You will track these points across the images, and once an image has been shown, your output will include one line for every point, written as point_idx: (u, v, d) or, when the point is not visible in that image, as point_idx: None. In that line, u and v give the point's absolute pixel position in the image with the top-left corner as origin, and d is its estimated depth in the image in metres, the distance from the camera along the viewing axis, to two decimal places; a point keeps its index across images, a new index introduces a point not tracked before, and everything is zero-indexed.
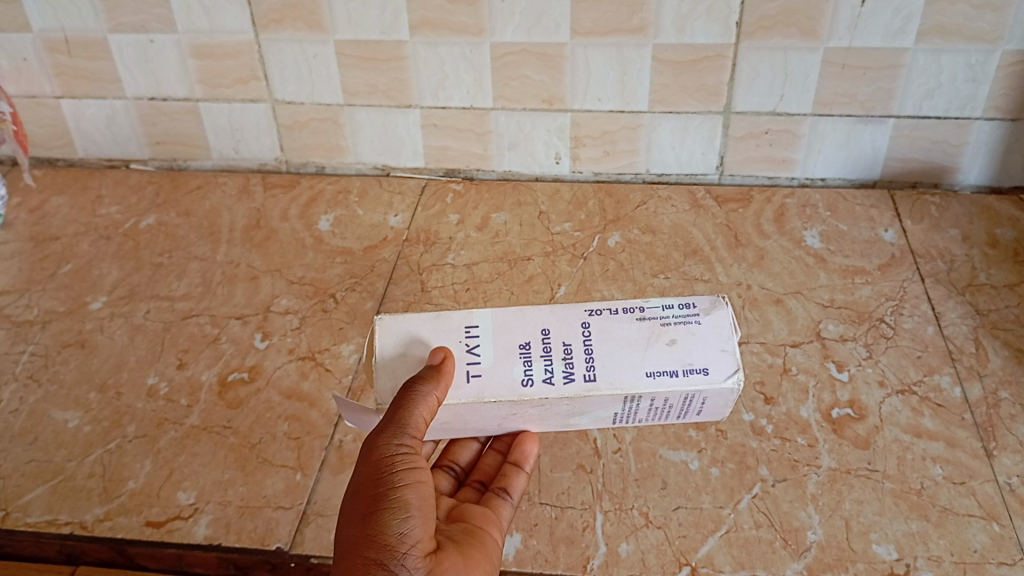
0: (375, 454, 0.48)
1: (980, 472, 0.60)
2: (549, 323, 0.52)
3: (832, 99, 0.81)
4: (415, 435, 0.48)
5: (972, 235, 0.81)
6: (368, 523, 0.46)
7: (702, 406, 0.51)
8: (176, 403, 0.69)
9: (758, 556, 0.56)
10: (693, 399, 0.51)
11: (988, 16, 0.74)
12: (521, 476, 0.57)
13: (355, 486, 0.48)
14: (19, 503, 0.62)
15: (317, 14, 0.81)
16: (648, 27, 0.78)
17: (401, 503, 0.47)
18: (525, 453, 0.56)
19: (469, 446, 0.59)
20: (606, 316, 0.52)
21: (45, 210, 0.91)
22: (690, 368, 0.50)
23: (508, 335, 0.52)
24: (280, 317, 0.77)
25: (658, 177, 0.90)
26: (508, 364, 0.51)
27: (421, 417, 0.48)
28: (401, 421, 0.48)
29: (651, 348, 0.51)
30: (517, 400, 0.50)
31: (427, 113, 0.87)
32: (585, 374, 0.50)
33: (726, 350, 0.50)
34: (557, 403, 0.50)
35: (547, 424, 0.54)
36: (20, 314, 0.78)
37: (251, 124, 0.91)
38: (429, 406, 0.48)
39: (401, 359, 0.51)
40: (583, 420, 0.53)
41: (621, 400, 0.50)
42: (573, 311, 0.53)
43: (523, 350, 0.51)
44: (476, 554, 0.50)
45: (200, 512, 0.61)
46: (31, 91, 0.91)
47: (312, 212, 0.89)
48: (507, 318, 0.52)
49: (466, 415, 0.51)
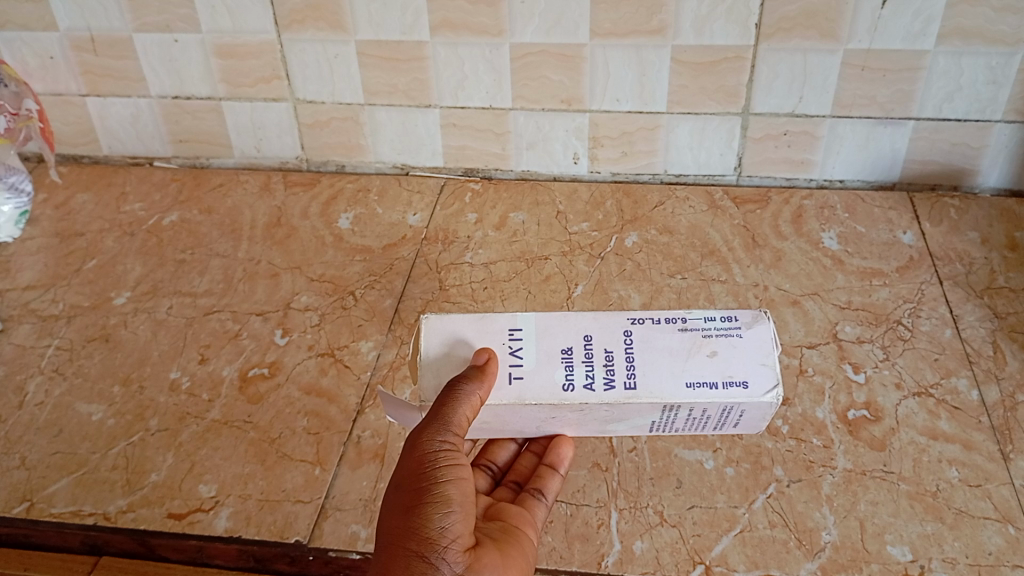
0: (419, 450, 0.49)
1: (996, 475, 0.60)
2: (592, 329, 0.53)
3: (851, 101, 0.81)
4: (457, 433, 0.49)
5: (991, 238, 0.81)
6: (410, 516, 0.47)
7: (738, 418, 0.52)
8: (198, 397, 0.70)
9: (772, 555, 0.56)
10: (731, 411, 0.51)
11: (1009, 18, 0.73)
12: (556, 477, 0.57)
13: (398, 481, 0.49)
14: (44, 494, 0.63)
15: (339, 15, 0.82)
16: (667, 28, 0.78)
17: (442, 498, 0.48)
18: (560, 455, 0.57)
19: (507, 446, 0.60)
20: (648, 326, 0.53)
21: (70, 206, 0.93)
22: (730, 381, 0.50)
23: (550, 340, 0.52)
24: (300, 314, 0.78)
25: (676, 177, 0.90)
26: (550, 368, 0.51)
27: (464, 416, 0.48)
28: (445, 417, 0.48)
29: (692, 358, 0.51)
30: (558, 404, 0.51)
31: (446, 112, 0.88)
32: (625, 382, 0.51)
33: (765, 364, 0.51)
34: (597, 409, 0.51)
35: (584, 429, 0.54)
36: (46, 308, 0.80)
37: (273, 123, 0.92)
38: (472, 405, 0.48)
39: (446, 358, 0.52)
40: (620, 427, 0.54)
41: (660, 409, 0.51)
42: (616, 318, 0.53)
43: (566, 355, 0.52)
44: (514, 552, 0.50)
45: (220, 505, 0.62)
46: (58, 89, 0.93)
47: (332, 210, 0.90)
48: (551, 323, 0.53)
49: (506, 416, 0.52)
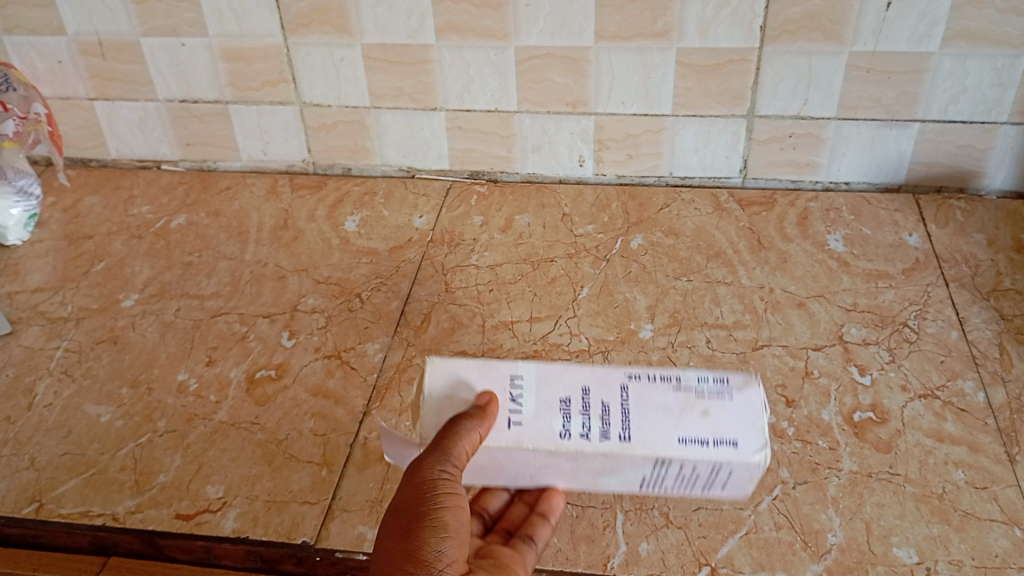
0: (418, 477, 0.49)
1: (1002, 476, 0.60)
2: (590, 381, 0.53)
3: (857, 102, 0.81)
4: (456, 465, 0.49)
5: (997, 240, 0.80)
6: (407, 540, 0.48)
7: (727, 479, 0.51)
8: (205, 399, 0.71)
9: (778, 557, 0.56)
10: (720, 471, 0.50)
11: (1015, 20, 0.74)
12: (546, 527, 0.56)
13: (397, 505, 0.50)
14: (53, 495, 0.64)
15: (345, 19, 0.83)
16: (672, 31, 0.78)
17: (439, 523, 0.48)
18: (552, 505, 0.56)
19: (499, 493, 0.59)
20: (644, 382, 0.53)
21: (78, 209, 0.94)
22: (721, 440, 0.50)
23: (550, 389, 0.53)
24: (306, 317, 0.78)
25: (682, 180, 0.90)
26: (549, 417, 0.52)
27: (464, 450, 0.49)
28: (444, 450, 0.49)
29: (685, 416, 0.51)
30: (554, 451, 0.51)
31: (452, 115, 0.88)
32: (620, 434, 0.51)
33: (756, 426, 0.51)
34: (591, 459, 0.51)
35: (576, 483, 0.54)
36: (54, 310, 0.80)
37: (279, 126, 0.92)
38: (472, 441, 0.49)
39: (448, 399, 0.52)
40: (611, 481, 0.53)
41: (652, 463, 0.50)
42: (614, 373, 0.54)
43: (564, 404, 0.52)
44: None
45: (228, 506, 0.62)
46: (66, 93, 0.93)
47: (339, 213, 0.91)
48: (551, 373, 0.54)
49: (503, 461, 0.52)
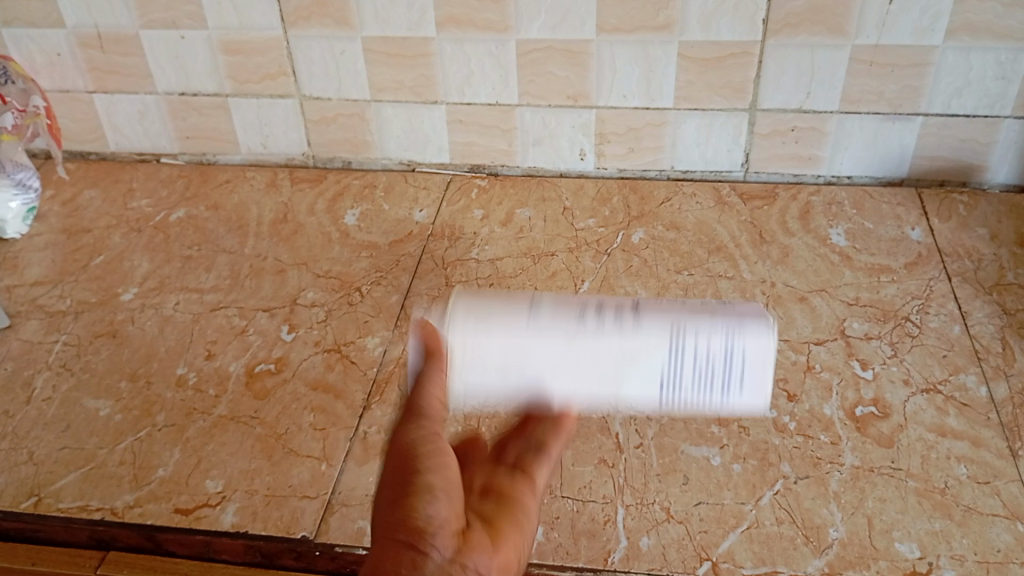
0: (397, 442, 0.44)
1: (1005, 471, 0.60)
2: (578, 299, 0.49)
3: (859, 95, 0.81)
4: (434, 418, 0.45)
5: (1000, 234, 0.80)
6: None
7: (740, 363, 0.47)
8: (204, 393, 0.70)
9: (779, 551, 0.56)
10: (733, 354, 0.46)
11: (1019, 14, 0.73)
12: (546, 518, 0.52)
13: None
14: (52, 489, 0.63)
15: (346, 12, 0.82)
16: (674, 24, 0.78)
17: None
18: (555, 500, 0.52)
19: None
20: (635, 302, 0.49)
21: (77, 203, 0.93)
22: (725, 330, 0.47)
23: (537, 306, 0.49)
24: (306, 310, 0.78)
25: (683, 174, 0.90)
26: (538, 321, 0.48)
27: (435, 398, 0.45)
28: (415, 402, 0.44)
29: (686, 317, 0.47)
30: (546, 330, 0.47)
31: (453, 109, 0.88)
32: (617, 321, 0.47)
33: (760, 320, 0.47)
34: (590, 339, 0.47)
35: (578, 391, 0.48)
36: (53, 304, 0.80)
37: (279, 119, 0.92)
38: (438, 385, 0.45)
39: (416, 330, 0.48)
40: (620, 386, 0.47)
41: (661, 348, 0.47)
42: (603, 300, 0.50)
43: (551, 307, 0.48)
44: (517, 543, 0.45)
45: (227, 500, 0.62)
46: (65, 86, 0.93)
47: (339, 206, 0.90)
48: (534, 302, 0.50)
49: (490, 357, 0.47)
